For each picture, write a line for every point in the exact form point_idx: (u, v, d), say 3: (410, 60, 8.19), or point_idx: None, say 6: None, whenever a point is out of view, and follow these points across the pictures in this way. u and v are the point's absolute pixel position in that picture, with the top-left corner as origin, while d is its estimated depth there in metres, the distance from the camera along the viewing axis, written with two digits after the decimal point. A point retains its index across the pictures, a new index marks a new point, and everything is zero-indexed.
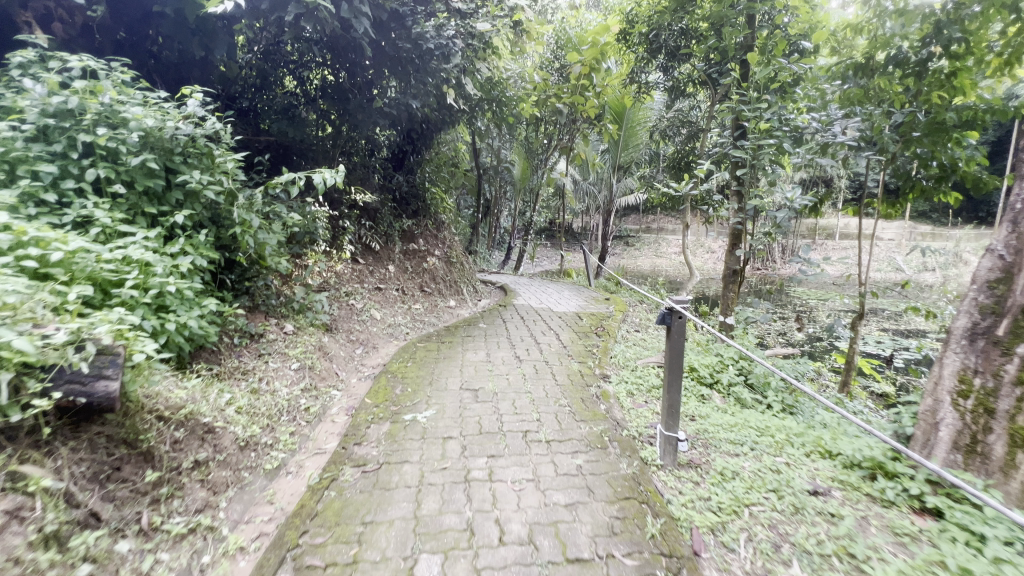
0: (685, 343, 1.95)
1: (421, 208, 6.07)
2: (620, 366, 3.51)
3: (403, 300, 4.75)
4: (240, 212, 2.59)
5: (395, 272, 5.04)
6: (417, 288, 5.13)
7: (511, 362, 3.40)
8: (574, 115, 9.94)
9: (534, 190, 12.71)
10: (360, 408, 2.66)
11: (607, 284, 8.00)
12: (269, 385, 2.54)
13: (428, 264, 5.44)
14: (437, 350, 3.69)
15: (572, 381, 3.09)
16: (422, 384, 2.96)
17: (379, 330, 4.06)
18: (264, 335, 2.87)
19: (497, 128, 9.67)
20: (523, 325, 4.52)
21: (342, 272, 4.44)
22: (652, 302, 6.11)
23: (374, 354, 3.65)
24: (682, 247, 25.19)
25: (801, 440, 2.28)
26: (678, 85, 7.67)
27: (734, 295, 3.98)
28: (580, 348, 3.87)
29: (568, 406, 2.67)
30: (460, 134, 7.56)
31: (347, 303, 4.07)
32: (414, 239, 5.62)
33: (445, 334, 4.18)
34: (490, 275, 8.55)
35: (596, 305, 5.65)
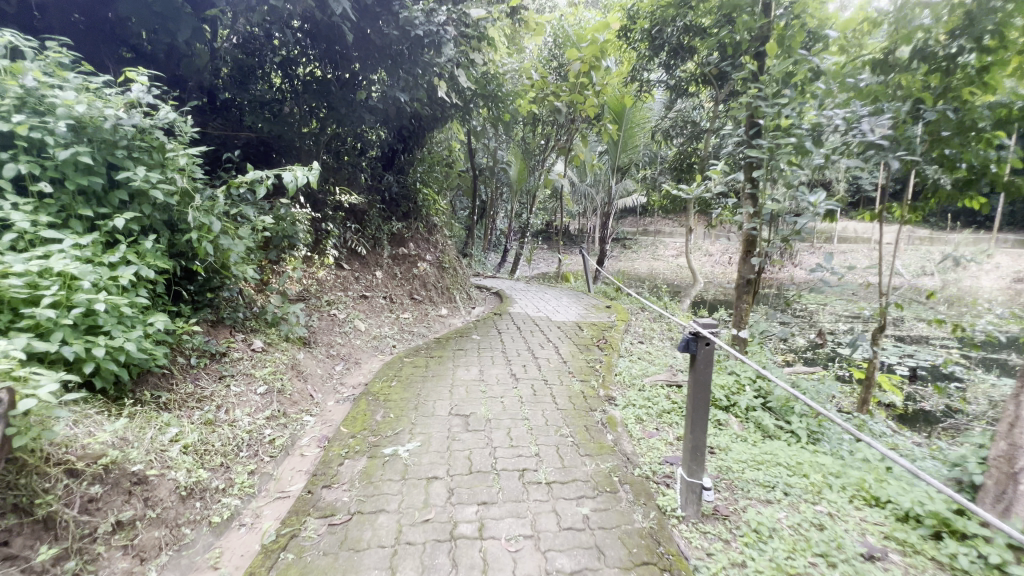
0: (712, 373, 1.64)
1: (412, 210, 5.75)
2: (626, 385, 3.21)
3: (390, 309, 4.43)
4: (196, 215, 2.26)
5: (382, 278, 4.72)
6: (407, 295, 4.80)
7: (507, 381, 3.09)
8: (573, 115, 9.68)
9: (531, 192, 12.42)
10: (335, 439, 2.34)
11: (607, 290, 7.70)
12: (227, 414, 2.21)
13: (419, 270, 5.12)
14: (426, 367, 3.37)
15: (575, 404, 2.78)
16: (407, 409, 2.65)
17: (363, 343, 3.73)
18: (228, 354, 2.55)
19: (494, 128, 9.39)
20: (520, 337, 4.21)
21: (324, 278, 4.13)
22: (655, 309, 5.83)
23: (356, 371, 3.32)
24: (680, 250, 25.03)
25: (840, 482, 1.97)
26: (681, 84, 7.56)
27: (747, 306, 3.69)
28: (581, 364, 3.56)
29: (571, 437, 2.36)
30: (454, 133, 7.26)
31: (328, 313, 3.77)
32: (405, 243, 5.31)
33: (436, 347, 3.86)
34: (485, 279, 8.25)
35: (597, 313, 5.35)
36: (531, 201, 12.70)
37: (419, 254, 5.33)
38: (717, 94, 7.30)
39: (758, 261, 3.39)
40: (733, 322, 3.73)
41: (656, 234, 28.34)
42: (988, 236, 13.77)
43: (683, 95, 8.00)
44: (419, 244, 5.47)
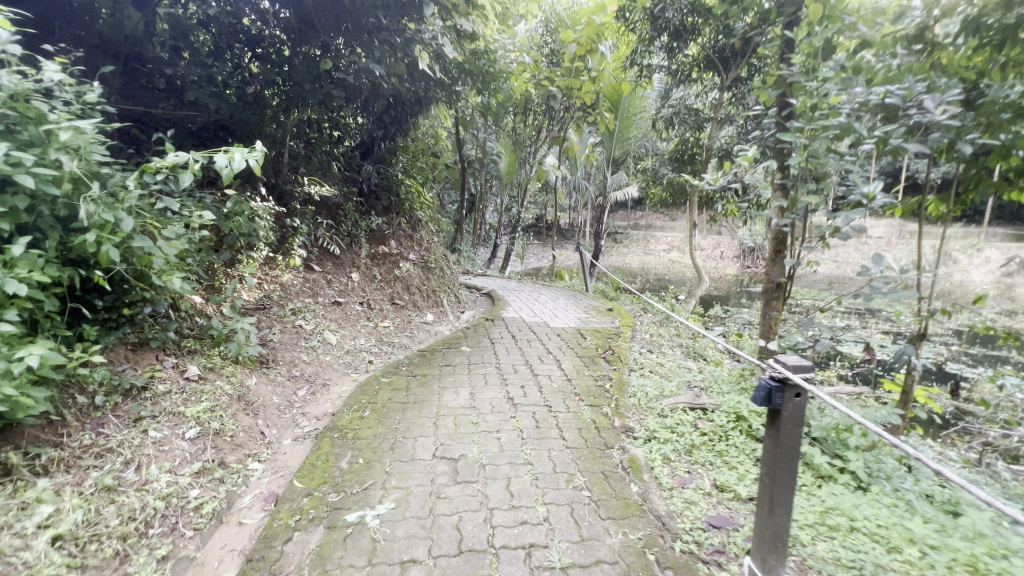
0: (801, 434, 1.17)
1: (394, 204, 5.19)
2: (643, 411, 2.73)
3: (368, 317, 3.89)
4: (91, 209, 1.69)
5: (359, 281, 4.17)
6: (387, 300, 4.26)
7: (504, 409, 2.58)
8: (566, 103, 9.15)
9: (522, 185, 11.89)
10: (285, 499, 1.82)
11: (605, 289, 7.23)
12: (138, 473, 1.68)
13: (401, 271, 4.57)
14: (407, 389, 2.85)
15: (587, 441, 2.29)
16: (381, 450, 2.14)
17: (334, 361, 3.20)
18: (149, 388, 2.00)
19: (483, 116, 8.89)
20: (516, 349, 3.71)
21: (289, 283, 3.60)
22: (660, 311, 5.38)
23: (324, 396, 2.79)
24: (671, 244, 24.79)
25: (950, 561, 1.50)
26: (682, 71, 7.38)
27: (777, 314, 3.21)
28: (589, 383, 3.06)
29: (588, 491, 1.87)
30: (441, 119, 6.71)
31: (292, 325, 3.26)
32: (386, 241, 4.76)
33: (420, 363, 3.34)
34: (476, 278, 7.73)
35: (598, 317, 4.87)
36: (522, 195, 12.17)
37: (402, 253, 4.78)
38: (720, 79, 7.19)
39: (790, 264, 2.93)
40: (760, 334, 3.27)
41: (646, 228, 28.00)
42: (979, 228, 13.74)
43: (685, 78, 7.58)
44: (402, 242, 4.92)
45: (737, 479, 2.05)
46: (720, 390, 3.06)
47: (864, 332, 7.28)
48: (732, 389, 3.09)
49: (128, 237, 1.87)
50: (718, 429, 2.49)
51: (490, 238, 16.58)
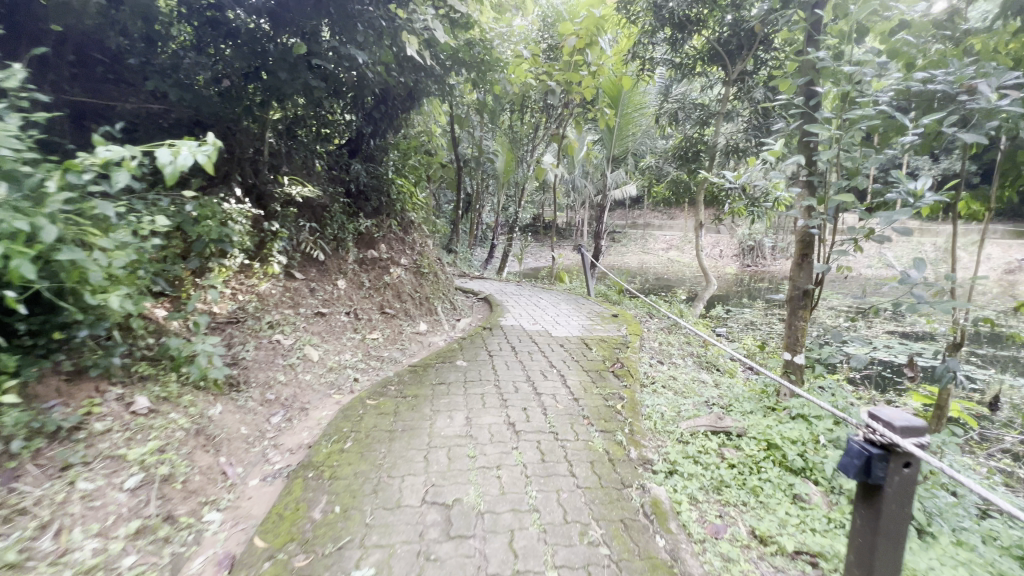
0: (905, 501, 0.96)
1: (384, 205, 4.88)
2: (661, 437, 2.44)
3: (355, 328, 3.58)
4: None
5: (345, 289, 3.86)
6: (377, 309, 3.95)
7: (505, 438, 2.28)
8: (565, 99, 8.85)
9: (520, 184, 11.61)
10: (242, 565, 1.50)
11: (607, 292, 6.95)
12: (55, 541, 1.36)
13: (392, 277, 4.25)
14: (395, 413, 2.55)
15: (601, 479, 1.99)
16: (362, 495, 1.83)
17: (315, 381, 2.88)
18: (84, 428, 1.68)
19: (479, 114, 8.60)
20: (517, 362, 3.41)
21: (267, 293, 3.28)
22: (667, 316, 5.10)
23: (302, 424, 2.47)
24: (670, 243, 24.60)
25: None
26: (686, 64, 7.20)
27: (804, 325, 2.92)
28: (599, 403, 2.76)
29: (607, 549, 1.57)
30: (435, 116, 6.41)
31: (269, 341, 2.95)
32: (377, 244, 4.44)
33: (411, 380, 3.03)
34: (472, 281, 7.42)
35: (603, 324, 4.58)
36: (520, 194, 11.86)
37: (394, 258, 4.46)
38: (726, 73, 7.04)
39: (820, 270, 2.63)
40: (785, 346, 2.97)
41: (644, 227, 27.76)
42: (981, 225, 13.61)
43: (688, 71, 7.28)
44: (394, 245, 4.60)
45: (778, 526, 1.75)
46: (744, 410, 2.76)
47: (875, 334, 7.03)
48: (757, 409, 2.79)
49: (50, 249, 1.54)
50: (747, 460, 2.19)
51: (487, 238, 16.28)
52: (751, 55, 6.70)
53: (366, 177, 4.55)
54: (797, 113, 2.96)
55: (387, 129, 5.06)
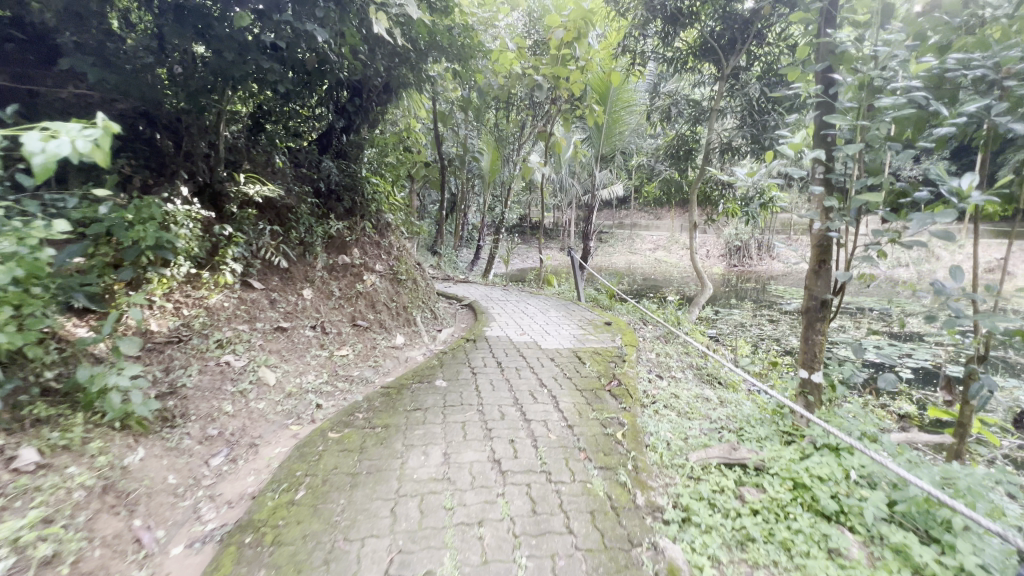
0: None
1: (358, 206, 4.49)
2: (670, 475, 2.11)
3: (322, 344, 3.19)
4: None
5: (311, 299, 3.46)
6: (348, 321, 3.56)
7: (489, 482, 1.93)
8: (551, 96, 8.55)
9: (505, 184, 11.27)
10: None
11: (598, 296, 6.64)
12: None
13: (366, 285, 3.86)
14: (360, 450, 2.18)
15: (604, 537, 1.65)
16: (309, 569, 1.46)
17: (269, 409, 2.50)
18: None
19: (463, 111, 8.24)
20: (503, 381, 3.06)
21: (217, 307, 2.88)
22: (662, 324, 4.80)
23: (248, 465, 2.08)
24: (657, 244, 24.51)
25: None
26: (677, 59, 6.94)
27: (822, 339, 2.61)
28: (596, 431, 2.43)
29: None
30: (415, 111, 6.03)
31: (216, 364, 2.55)
32: (349, 249, 4.05)
33: (383, 406, 2.67)
34: (456, 286, 7.04)
35: (596, 334, 4.25)
36: (506, 194, 11.51)
37: (368, 263, 4.07)
38: (718, 68, 6.80)
39: (842, 278, 2.33)
40: (801, 363, 2.67)
41: (631, 227, 27.69)
42: None
43: (679, 66, 6.99)
44: (368, 250, 4.21)
45: None
46: (759, 438, 2.45)
47: (871, 338, 6.85)
48: (772, 437, 2.48)
49: None
50: (771, 504, 1.87)
51: (473, 238, 15.91)
52: (744, 50, 6.46)
53: (338, 176, 4.17)
54: (814, 102, 2.66)
55: (361, 124, 4.66)
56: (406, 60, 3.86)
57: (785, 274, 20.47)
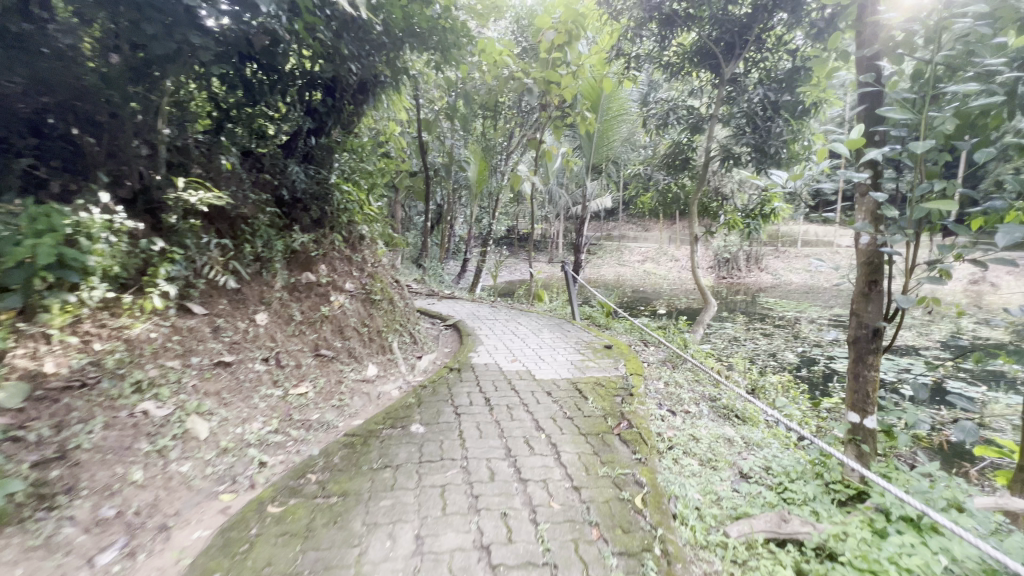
0: None
1: (327, 217, 3.98)
2: (709, 562, 1.64)
3: (274, 382, 2.66)
4: None
5: (266, 326, 2.94)
6: (310, 351, 3.04)
7: None
8: (542, 104, 8.20)
9: (493, 195, 10.88)
10: None
11: (594, 313, 6.21)
12: None
13: (333, 307, 3.35)
14: (308, 535, 1.66)
15: None
16: None
17: (196, 473, 1.96)
18: None
19: (449, 117, 7.84)
20: (493, 424, 2.56)
21: (142, 338, 2.32)
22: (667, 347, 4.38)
23: (151, 562, 1.56)
24: (645, 255, 24.37)
25: None
26: (673, 65, 6.64)
27: (875, 376, 2.17)
28: (609, 496, 1.95)
29: None
30: (396, 114, 5.57)
31: (130, 415, 2.00)
32: (315, 266, 3.54)
33: (344, 463, 2.15)
34: (441, 303, 6.55)
35: (597, 360, 3.79)
36: (493, 205, 11.08)
37: (336, 282, 3.56)
38: (717, 74, 6.50)
39: (905, 304, 1.92)
40: (849, 404, 2.23)
41: (619, 239, 27.56)
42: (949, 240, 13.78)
43: (676, 72, 6.68)
44: (337, 266, 3.71)
45: None
46: (808, 502, 1.99)
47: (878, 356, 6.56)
48: (824, 501, 2.02)
49: None
50: None
51: (460, 250, 15.43)
52: (743, 55, 6.17)
53: (306, 182, 3.67)
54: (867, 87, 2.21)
55: (334, 126, 4.19)
56: (378, 49, 3.40)
57: (774, 286, 20.40)
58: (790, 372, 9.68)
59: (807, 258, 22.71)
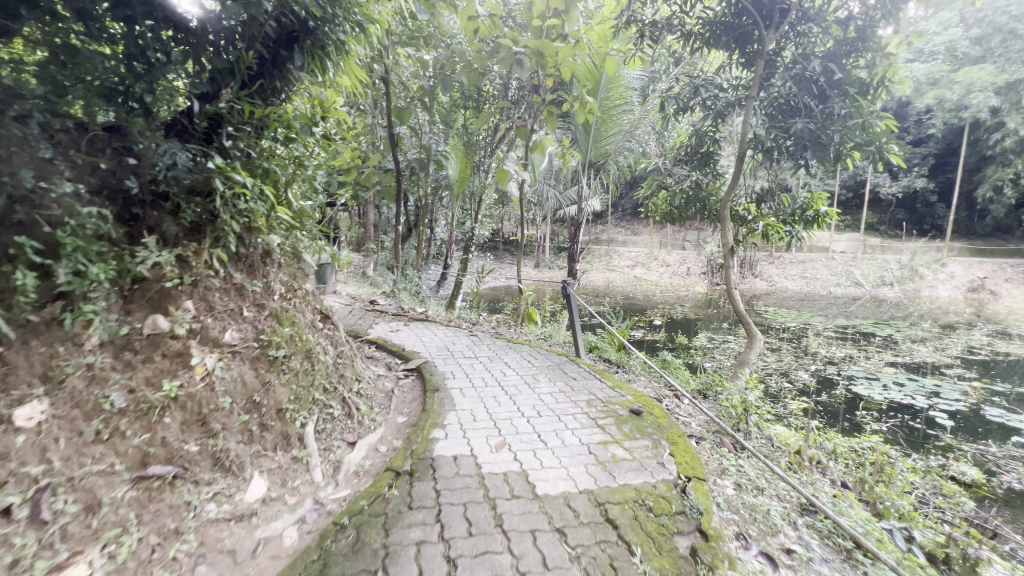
0: None
1: (210, 220, 2.56)
2: None
3: (3, 570, 1.29)
4: None
5: (37, 431, 1.53)
6: (128, 471, 1.64)
7: None
8: (533, 86, 6.94)
9: (477, 195, 9.59)
10: None
11: (602, 345, 4.95)
12: None
13: (196, 376, 1.95)
14: None
15: None
16: None
17: None
18: None
19: (422, 101, 6.51)
20: None
21: None
22: (721, 416, 3.13)
23: None
24: (636, 260, 23.36)
25: None
26: (693, 38, 5.44)
27: None
28: None
29: None
30: (345, 86, 4.25)
31: None
32: (174, 303, 2.12)
33: None
34: (406, 330, 5.20)
35: (629, 443, 2.50)
36: (477, 207, 9.79)
37: (214, 329, 2.16)
38: (748, 51, 5.33)
39: None
40: None
41: (608, 242, 26.51)
42: None
43: (698, 47, 5.45)
44: (222, 301, 2.30)
45: None
46: None
47: None
48: None
49: None
50: None
51: (441, 255, 14.06)
52: (783, 26, 5.00)
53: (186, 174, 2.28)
54: None
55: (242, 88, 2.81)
56: None
57: (771, 293, 19.57)
58: (810, 398, 8.57)
59: (802, 264, 21.88)
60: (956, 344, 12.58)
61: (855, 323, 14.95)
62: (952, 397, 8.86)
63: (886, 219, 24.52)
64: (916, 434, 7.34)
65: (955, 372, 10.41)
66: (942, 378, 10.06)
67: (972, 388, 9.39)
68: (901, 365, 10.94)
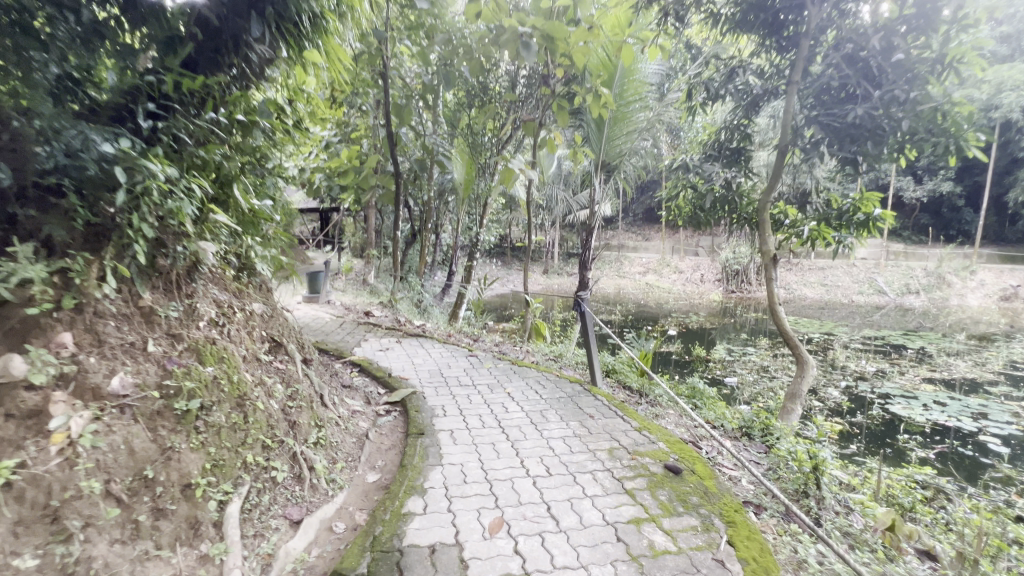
0: None
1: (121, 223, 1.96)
2: None
3: None
4: None
5: None
6: None
7: None
8: (543, 79, 6.32)
9: (482, 199, 8.99)
10: None
11: (622, 369, 4.30)
12: None
13: (52, 447, 1.35)
14: None
15: None
16: None
17: None
18: None
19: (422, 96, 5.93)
20: None
21: None
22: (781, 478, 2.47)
23: None
24: (648, 266, 22.65)
25: None
26: (720, 18, 4.71)
27: None
28: None
29: None
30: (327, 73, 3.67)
31: None
32: (42, 338, 1.52)
33: None
34: (398, 349, 4.59)
35: (669, 523, 1.86)
36: (482, 212, 9.20)
37: (97, 373, 1.56)
38: (782, 36, 4.55)
39: None
40: None
41: (619, 248, 25.86)
42: None
43: (725, 31, 4.77)
44: (119, 332, 1.70)
45: None
46: None
47: None
48: None
49: None
50: None
51: (446, 261, 13.49)
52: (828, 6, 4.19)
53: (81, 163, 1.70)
54: None
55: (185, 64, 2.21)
56: None
57: (790, 301, 18.73)
58: (844, 420, 7.83)
59: (822, 271, 20.97)
60: (996, 358, 11.67)
61: (882, 334, 14.09)
62: (1002, 420, 7.99)
63: (909, 224, 23.53)
64: (968, 462, 6.54)
65: (1000, 390, 9.54)
66: (987, 397, 9.19)
67: (1023, 409, 8.51)
68: (939, 382, 10.10)
